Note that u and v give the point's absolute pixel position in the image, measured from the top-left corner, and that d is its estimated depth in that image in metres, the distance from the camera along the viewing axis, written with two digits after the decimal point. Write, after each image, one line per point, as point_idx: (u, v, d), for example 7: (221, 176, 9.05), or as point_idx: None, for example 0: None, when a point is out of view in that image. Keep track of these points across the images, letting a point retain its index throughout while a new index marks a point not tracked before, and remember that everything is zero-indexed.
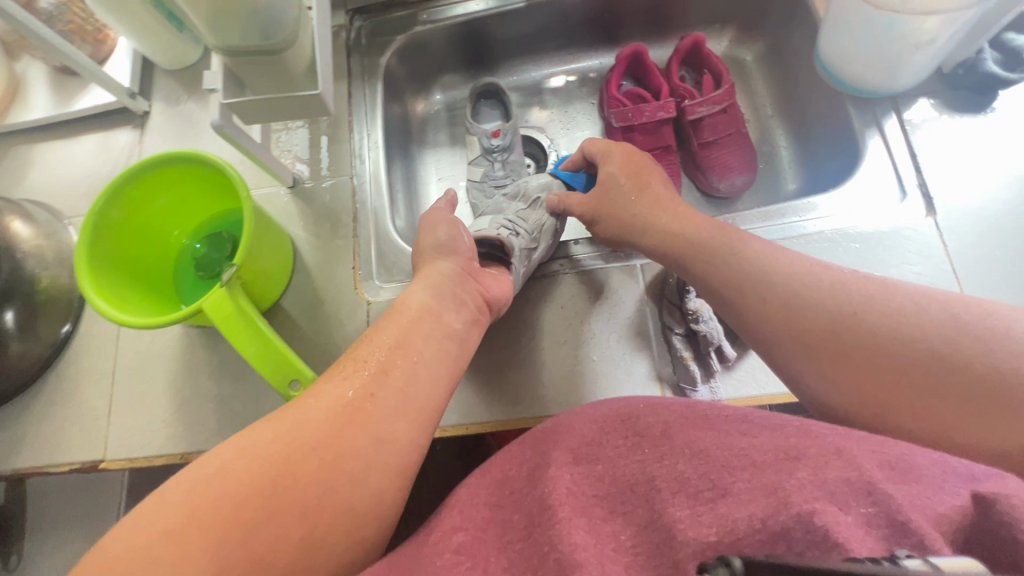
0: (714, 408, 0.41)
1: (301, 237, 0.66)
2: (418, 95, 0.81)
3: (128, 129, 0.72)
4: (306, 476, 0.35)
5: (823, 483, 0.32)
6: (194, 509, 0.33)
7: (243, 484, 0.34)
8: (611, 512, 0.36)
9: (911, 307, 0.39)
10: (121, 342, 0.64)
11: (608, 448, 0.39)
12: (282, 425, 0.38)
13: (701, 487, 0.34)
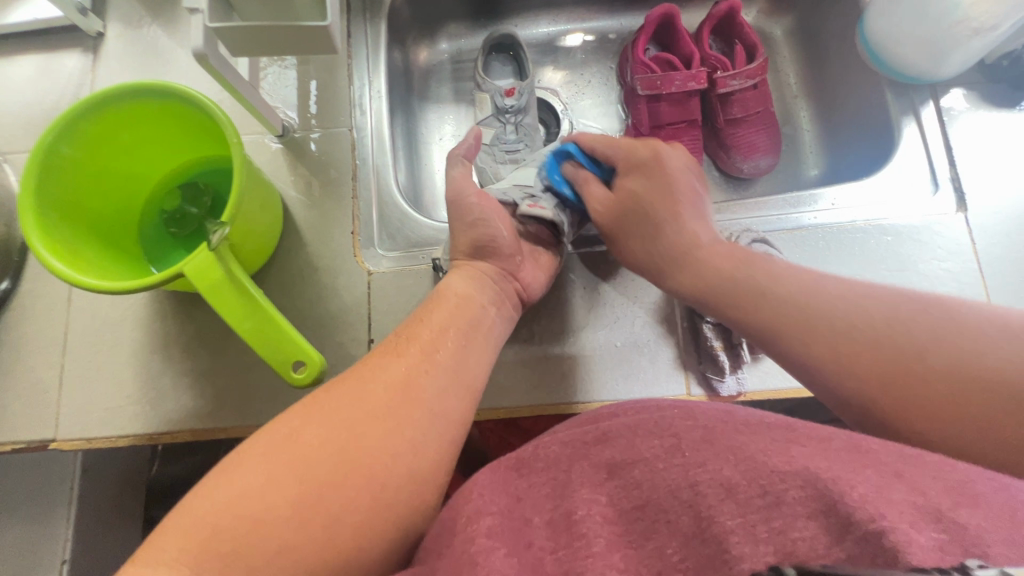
0: (753, 415, 0.36)
1: (291, 195, 0.58)
2: (421, 42, 0.73)
3: (77, 52, 0.60)
4: (347, 471, 0.34)
5: (889, 501, 0.26)
6: (240, 511, 0.31)
7: (277, 493, 0.32)
8: (653, 525, 0.30)
9: (941, 321, 0.35)
10: (74, 305, 0.55)
11: (643, 449, 0.33)
12: (315, 415, 0.36)
13: (751, 493, 0.28)
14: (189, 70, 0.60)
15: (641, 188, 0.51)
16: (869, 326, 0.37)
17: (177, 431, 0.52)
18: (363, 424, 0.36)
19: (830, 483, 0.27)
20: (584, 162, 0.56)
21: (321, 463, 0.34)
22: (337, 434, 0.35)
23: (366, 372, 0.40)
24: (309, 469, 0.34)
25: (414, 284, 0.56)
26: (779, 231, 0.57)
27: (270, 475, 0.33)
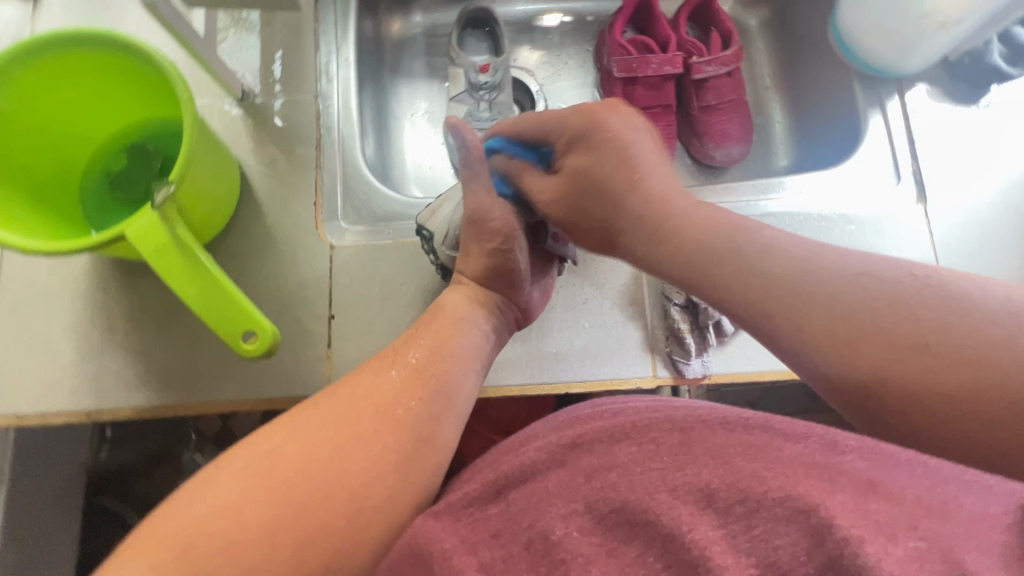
0: (742, 414, 0.35)
1: (249, 163, 0.55)
2: (394, 13, 0.70)
3: (17, 0, 0.56)
4: (323, 483, 0.33)
5: (867, 511, 0.28)
6: (213, 523, 0.31)
7: (251, 502, 0.32)
8: (630, 531, 0.30)
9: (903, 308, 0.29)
10: (5, 269, 0.51)
11: (621, 455, 0.34)
12: (296, 428, 0.36)
13: (731, 499, 0.30)
14: (140, 23, 0.56)
15: (584, 162, 0.44)
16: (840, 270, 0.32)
17: (118, 408, 0.49)
18: (344, 439, 0.35)
19: (801, 490, 0.29)
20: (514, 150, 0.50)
21: (295, 474, 0.33)
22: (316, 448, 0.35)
23: (352, 383, 0.39)
24: (282, 483, 0.33)
25: (378, 259, 0.54)
26: None
27: (244, 487, 0.32)
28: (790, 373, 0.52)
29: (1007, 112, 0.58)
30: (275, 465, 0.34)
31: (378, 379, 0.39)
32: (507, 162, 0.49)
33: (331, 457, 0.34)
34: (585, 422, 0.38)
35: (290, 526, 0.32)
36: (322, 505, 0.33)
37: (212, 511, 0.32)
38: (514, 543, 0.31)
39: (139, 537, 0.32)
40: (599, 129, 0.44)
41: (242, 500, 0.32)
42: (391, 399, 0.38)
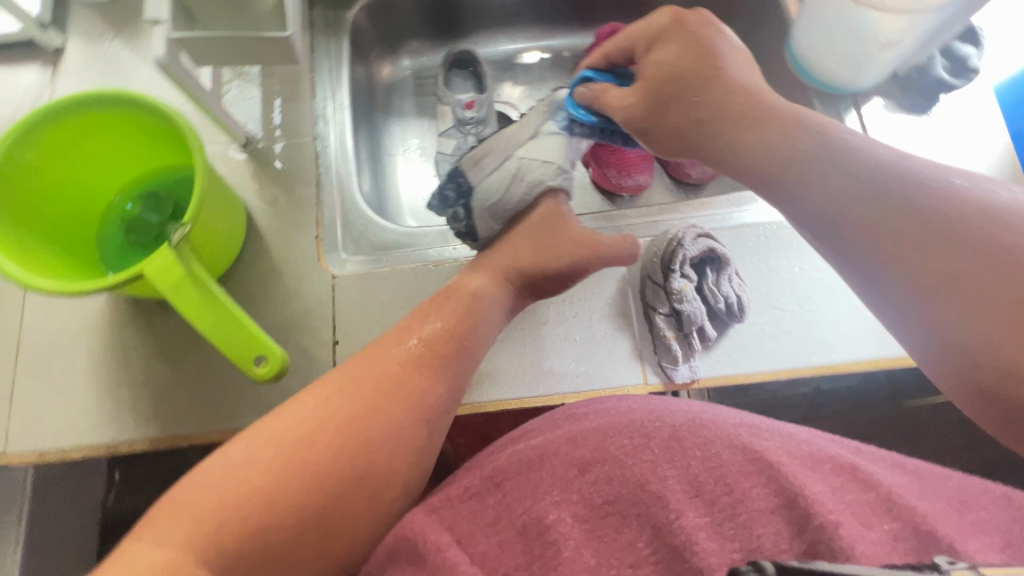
0: (716, 416, 0.42)
1: (254, 203, 0.59)
2: (384, 59, 0.76)
3: (37, 66, 0.61)
4: (347, 456, 0.40)
5: (843, 502, 0.36)
6: (246, 475, 0.38)
7: (279, 465, 0.39)
8: (623, 520, 0.37)
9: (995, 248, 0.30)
10: (27, 315, 0.54)
11: (613, 448, 0.39)
12: (327, 403, 0.42)
13: (717, 492, 0.37)
14: (151, 81, 0.61)
15: (671, 55, 0.46)
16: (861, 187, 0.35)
17: (135, 441, 0.52)
18: (368, 425, 0.42)
19: (789, 481, 0.36)
20: (603, 78, 0.53)
21: (321, 445, 0.40)
22: (339, 438, 0.41)
23: (364, 372, 0.45)
24: (311, 464, 0.39)
25: (379, 287, 0.57)
26: (723, 230, 0.59)
27: (278, 454, 0.39)
28: (774, 373, 0.54)
29: (957, 119, 0.63)
30: (304, 436, 0.40)
31: (400, 378, 0.45)
32: (590, 88, 0.52)
33: (351, 449, 0.41)
34: (576, 417, 0.43)
35: (322, 499, 0.39)
36: (350, 488, 0.40)
37: (246, 469, 0.38)
38: (509, 529, 0.37)
39: (182, 483, 0.39)
40: (682, 26, 0.46)
41: (271, 463, 0.39)
42: (413, 388, 0.45)
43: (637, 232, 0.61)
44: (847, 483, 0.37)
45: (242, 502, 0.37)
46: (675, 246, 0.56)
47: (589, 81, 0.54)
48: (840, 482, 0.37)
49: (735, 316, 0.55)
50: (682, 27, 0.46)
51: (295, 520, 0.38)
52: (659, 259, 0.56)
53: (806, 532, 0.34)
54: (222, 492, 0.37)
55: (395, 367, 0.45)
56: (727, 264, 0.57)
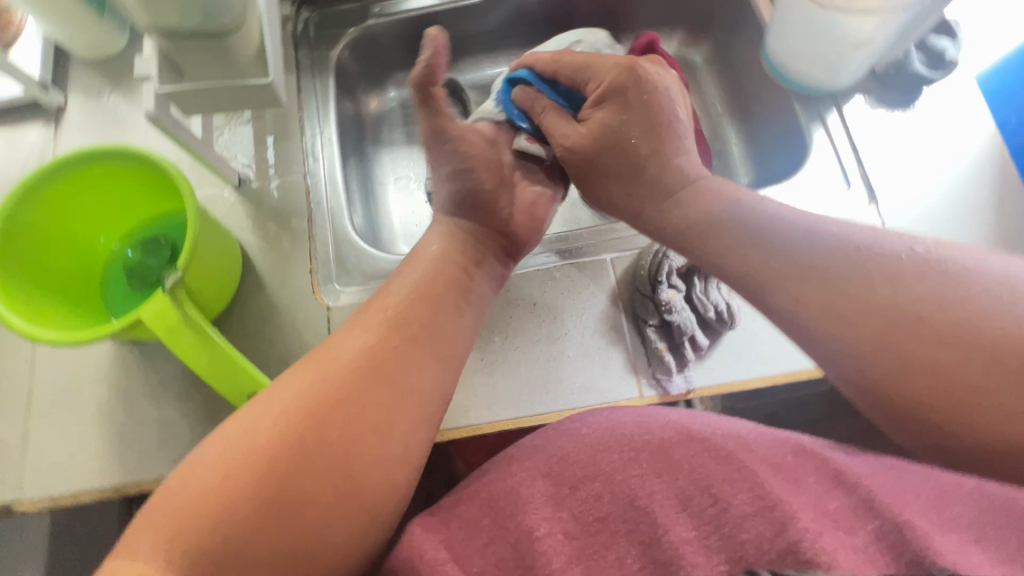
0: (709, 425, 0.41)
1: (249, 241, 0.61)
2: (371, 92, 0.78)
3: (41, 125, 0.64)
4: (361, 405, 0.40)
5: (827, 511, 0.36)
6: (259, 434, 0.37)
7: (288, 420, 0.38)
8: (613, 536, 0.37)
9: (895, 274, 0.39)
10: (37, 363, 0.56)
11: (603, 464, 0.39)
12: (335, 355, 0.42)
13: (704, 504, 0.37)
14: (148, 131, 0.64)
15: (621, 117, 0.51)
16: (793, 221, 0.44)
17: (143, 481, 0.53)
18: (378, 379, 0.41)
19: (771, 489, 0.36)
20: (540, 85, 0.57)
21: (332, 395, 0.39)
22: (333, 407, 0.39)
23: (335, 350, 0.42)
24: (323, 415, 0.38)
25: None
26: None
27: (287, 411, 0.38)
28: (769, 379, 0.54)
29: (941, 112, 0.63)
30: (316, 387, 0.40)
31: (409, 326, 0.44)
32: (528, 93, 0.57)
33: (360, 407, 0.39)
34: (565, 434, 0.42)
35: (332, 454, 0.37)
36: (361, 441, 0.39)
37: (258, 427, 0.37)
38: (503, 547, 0.37)
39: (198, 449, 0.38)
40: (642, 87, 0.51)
41: (282, 418, 0.38)
42: (422, 335, 0.44)
43: (624, 244, 0.61)
44: (833, 490, 0.37)
45: (254, 459, 0.36)
46: (661, 258, 0.56)
47: (526, 82, 0.58)
48: (823, 491, 0.37)
49: (726, 324, 0.55)
50: (637, 90, 0.51)
51: (301, 474, 0.36)
52: (647, 272, 0.57)
53: (786, 533, 0.34)
54: (226, 464, 0.36)
55: (389, 304, 0.46)
56: (715, 272, 0.57)
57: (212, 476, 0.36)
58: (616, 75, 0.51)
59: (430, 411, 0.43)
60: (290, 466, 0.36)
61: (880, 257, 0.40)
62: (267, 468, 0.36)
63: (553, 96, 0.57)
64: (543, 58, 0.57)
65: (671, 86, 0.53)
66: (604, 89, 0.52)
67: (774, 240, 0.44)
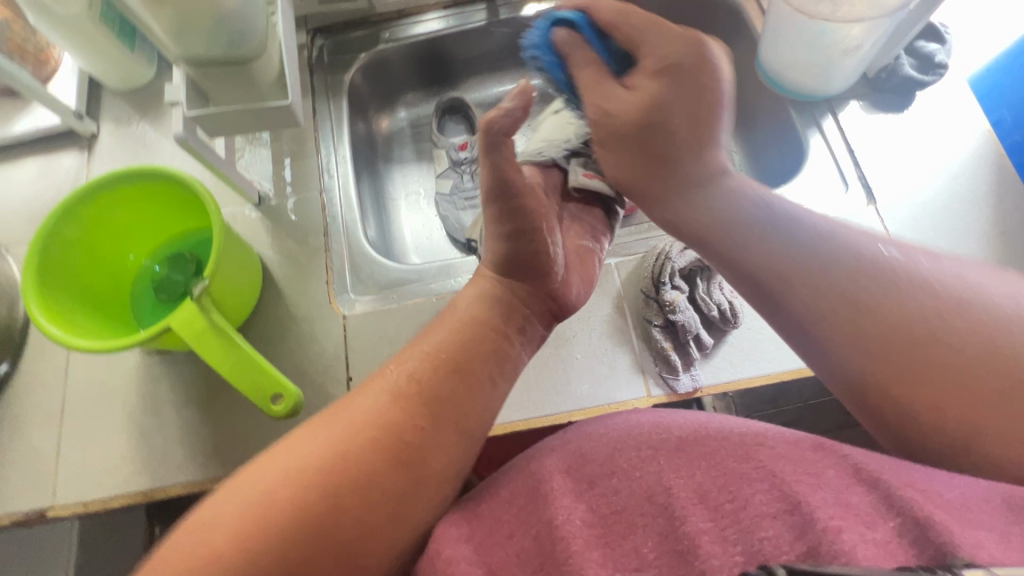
0: (723, 424, 0.41)
1: (269, 255, 0.64)
2: (382, 113, 0.82)
3: (75, 152, 0.68)
4: (383, 488, 0.38)
5: (842, 502, 0.35)
6: (274, 507, 0.35)
7: (305, 493, 0.36)
8: (630, 527, 0.38)
9: (925, 300, 0.38)
10: (71, 375, 0.59)
11: (620, 460, 0.40)
12: (352, 425, 0.40)
13: (721, 499, 0.37)
14: (174, 156, 0.67)
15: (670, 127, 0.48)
16: (793, 239, 0.43)
17: (170, 486, 0.55)
18: (401, 460, 0.39)
19: (792, 489, 0.36)
20: (592, 38, 0.50)
21: (355, 474, 0.38)
22: (355, 489, 0.37)
23: (362, 416, 0.40)
24: (341, 497, 0.37)
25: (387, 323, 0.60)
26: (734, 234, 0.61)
27: (306, 480, 0.37)
28: (774, 376, 0.55)
29: (936, 113, 0.64)
30: (340, 458, 0.38)
31: (440, 399, 0.42)
32: (570, 40, 0.50)
33: (382, 493, 0.38)
34: (579, 433, 0.44)
35: (342, 542, 0.36)
36: (374, 530, 0.37)
37: (273, 495, 0.36)
38: (525, 538, 0.38)
39: (206, 507, 0.37)
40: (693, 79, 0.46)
41: (298, 489, 0.36)
42: (451, 414, 0.42)
43: (627, 248, 0.63)
44: (852, 486, 0.36)
45: (264, 532, 0.34)
46: (664, 259, 0.58)
47: (573, 27, 0.50)
48: (843, 486, 0.36)
49: (730, 322, 0.56)
50: (694, 73, 0.46)
51: (307, 559, 0.35)
52: (649, 275, 0.59)
53: (806, 534, 0.34)
54: (236, 535, 0.34)
55: (412, 365, 0.44)
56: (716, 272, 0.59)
57: (219, 547, 0.34)
58: (679, 50, 0.46)
59: (447, 495, 0.42)
60: (300, 547, 0.35)
61: (899, 299, 0.38)
62: (274, 545, 0.34)
63: (601, 56, 0.50)
64: (602, 6, 0.49)
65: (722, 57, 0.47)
66: (662, 66, 0.47)
67: (780, 248, 0.43)
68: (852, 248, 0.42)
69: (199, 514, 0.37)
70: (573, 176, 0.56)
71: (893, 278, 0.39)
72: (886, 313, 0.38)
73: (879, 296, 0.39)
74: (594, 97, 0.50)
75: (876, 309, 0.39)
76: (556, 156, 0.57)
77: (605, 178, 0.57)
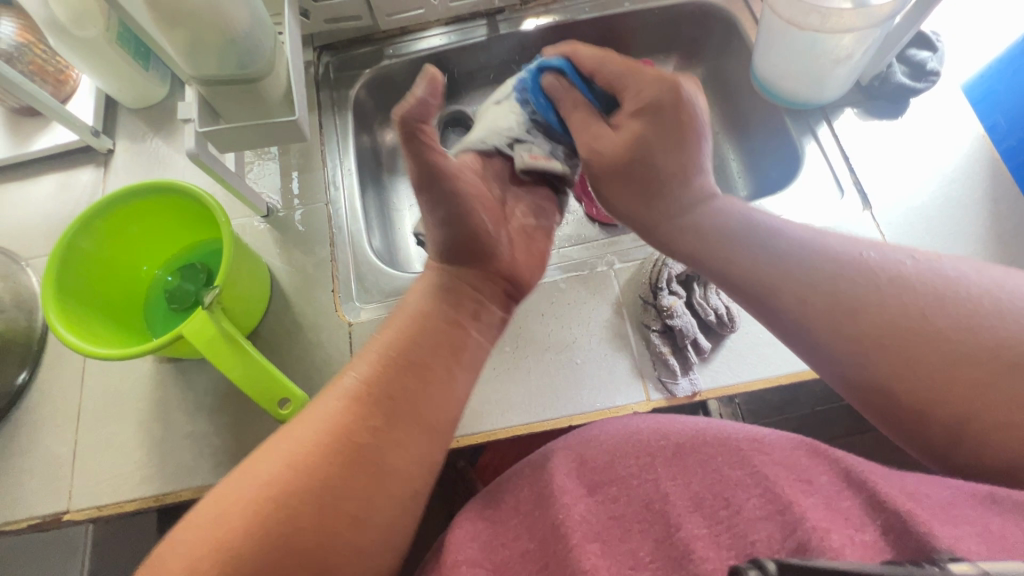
0: (721, 429, 0.42)
1: (277, 265, 0.66)
2: (386, 125, 0.84)
3: (91, 167, 0.71)
4: (341, 491, 0.38)
5: (834, 509, 0.36)
6: (232, 523, 0.36)
7: (262, 508, 0.36)
8: (627, 530, 0.39)
9: (893, 292, 0.39)
10: (87, 383, 0.61)
11: (620, 467, 0.41)
12: (300, 434, 0.40)
13: (716, 506, 0.38)
14: (186, 170, 0.70)
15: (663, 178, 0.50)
16: (764, 241, 0.46)
17: (182, 490, 0.56)
18: (357, 460, 0.39)
19: (782, 491, 0.37)
20: (576, 80, 0.54)
21: (311, 481, 0.38)
22: (313, 498, 0.37)
23: (313, 424, 0.40)
24: (297, 507, 0.37)
25: None
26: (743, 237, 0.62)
27: (264, 492, 0.37)
28: (773, 379, 0.56)
29: (931, 119, 0.65)
30: (291, 468, 0.38)
31: (392, 390, 0.42)
32: (557, 82, 0.54)
33: (339, 495, 0.38)
34: (581, 436, 0.44)
35: (302, 549, 0.36)
36: (334, 532, 0.37)
37: (231, 511, 0.36)
38: (529, 540, 0.39)
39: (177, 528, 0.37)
40: (677, 108, 0.48)
41: (255, 504, 0.36)
42: (408, 404, 0.42)
43: (626, 255, 0.64)
44: (841, 491, 0.37)
45: (223, 546, 0.35)
46: (661, 265, 0.59)
47: (561, 73, 0.54)
48: (835, 491, 0.38)
49: (727, 326, 0.57)
50: (673, 111, 0.48)
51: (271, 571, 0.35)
52: (648, 281, 0.59)
53: (795, 533, 0.35)
54: (198, 553, 0.35)
55: (358, 364, 0.44)
56: None
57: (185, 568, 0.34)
58: (656, 90, 0.49)
59: (413, 490, 0.41)
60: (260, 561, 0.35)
61: (865, 283, 0.40)
62: (234, 561, 0.35)
63: (589, 99, 0.54)
64: (586, 54, 0.53)
65: (700, 102, 0.51)
66: (640, 107, 0.49)
67: (755, 253, 0.45)
68: (812, 244, 0.44)
69: (173, 536, 0.37)
70: (517, 159, 0.53)
71: (851, 267, 0.42)
72: (868, 303, 0.40)
73: (858, 294, 0.40)
74: (583, 137, 0.52)
75: (854, 307, 0.40)
76: (499, 143, 0.54)
77: (554, 157, 0.55)
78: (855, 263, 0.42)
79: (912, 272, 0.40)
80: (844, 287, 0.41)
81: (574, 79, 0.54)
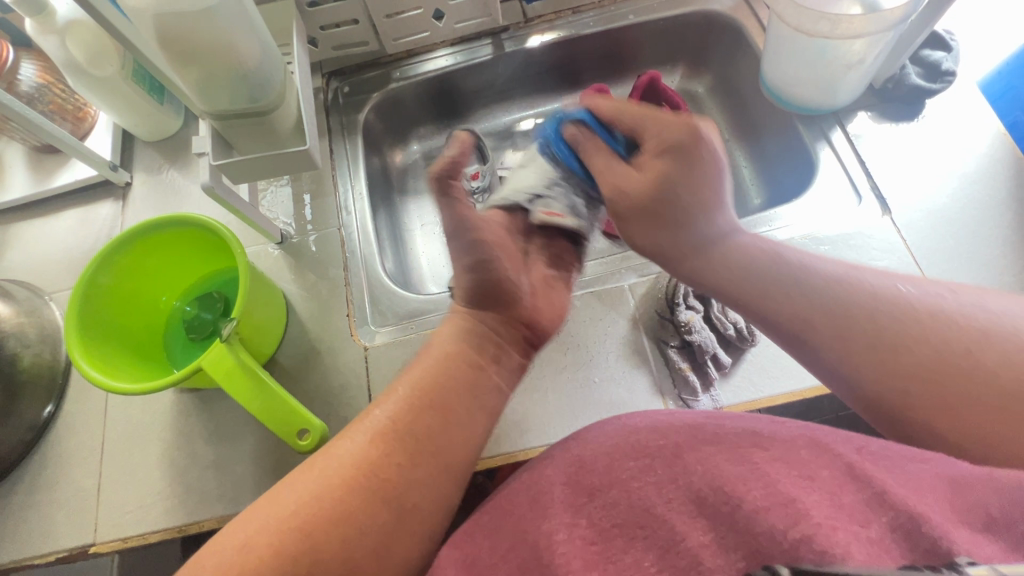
0: (720, 426, 0.41)
1: (292, 291, 0.66)
2: (396, 147, 0.84)
3: (110, 202, 0.72)
4: (365, 527, 0.38)
5: (839, 504, 0.33)
6: (254, 560, 0.35)
7: (285, 542, 0.36)
8: (629, 541, 0.37)
9: (914, 318, 0.38)
10: (110, 415, 0.62)
11: (618, 472, 0.39)
12: (324, 470, 0.39)
13: (718, 504, 0.35)
14: (201, 200, 0.71)
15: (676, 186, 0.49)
16: (793, 276, 0.44)
17: (203, 520, 0.57)
18: (382, 499, 0.39)
19: (783, 487, 0.34)
20: (598, 130, 0.53)
21: (334, 517, 0.37)
22: (333, 535, 0.37)
23: (341, 461, 0.40)
24: (316, 543, 0.36)
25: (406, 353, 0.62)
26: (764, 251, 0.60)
27: (289, 528, 0.36)
28: (798, 395, 0.54)
29: (950, 119, 0.64)
30: (316, 504, 0.37)
31: (428, 433, 0.42)
32: (579, 131, 0.53)
33: (359, 532, 0.37)
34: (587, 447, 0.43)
35: None
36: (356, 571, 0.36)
37: (255, 544, 0.36)
38: (523, 547, 0.37)
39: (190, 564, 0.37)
40: (695, 146, 0.48)
41: (280, 536, 0.36)
42: (435, 444, 0.42)
43: (640, 270, 0.63)
44: (844, 484, 0.35)
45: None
46: (678, 281, 0.59)
47: (582, 123, 0.54)
48: (836, 486, 0.34)
49: (747, 341, 0.56)
50: (691, 150, 0.48)
51: None
52: (663, 296, 0.59)
53: (798, 525, 0.32)
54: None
55: (383, 403, 0.43)
56: None
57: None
58: (677, 132, 0.48)
59: (433, 527, 0.41)
60: None
61: (876, 303, 0.40)
62: None
63: (610, 144, 0.53)
64: (603, 103, 0.53)
65: (721, 145, 0.49)
66: (663, 148, 0.49)
67: (783, 283, 0.44)
68: (869, 285, 0.42)
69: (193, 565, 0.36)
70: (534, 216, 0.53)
71: (880, 303, 0.40)
72: (902, 340, 0.38)
73: (878, 315, 0.40)
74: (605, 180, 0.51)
75: (885, 338, 0.39)
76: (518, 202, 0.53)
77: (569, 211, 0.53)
78: (861, 287, 0.42)
79: (950, 306, 0.38)
80: (850, 302, 0.41)
81: (594, 123, 0.53)
